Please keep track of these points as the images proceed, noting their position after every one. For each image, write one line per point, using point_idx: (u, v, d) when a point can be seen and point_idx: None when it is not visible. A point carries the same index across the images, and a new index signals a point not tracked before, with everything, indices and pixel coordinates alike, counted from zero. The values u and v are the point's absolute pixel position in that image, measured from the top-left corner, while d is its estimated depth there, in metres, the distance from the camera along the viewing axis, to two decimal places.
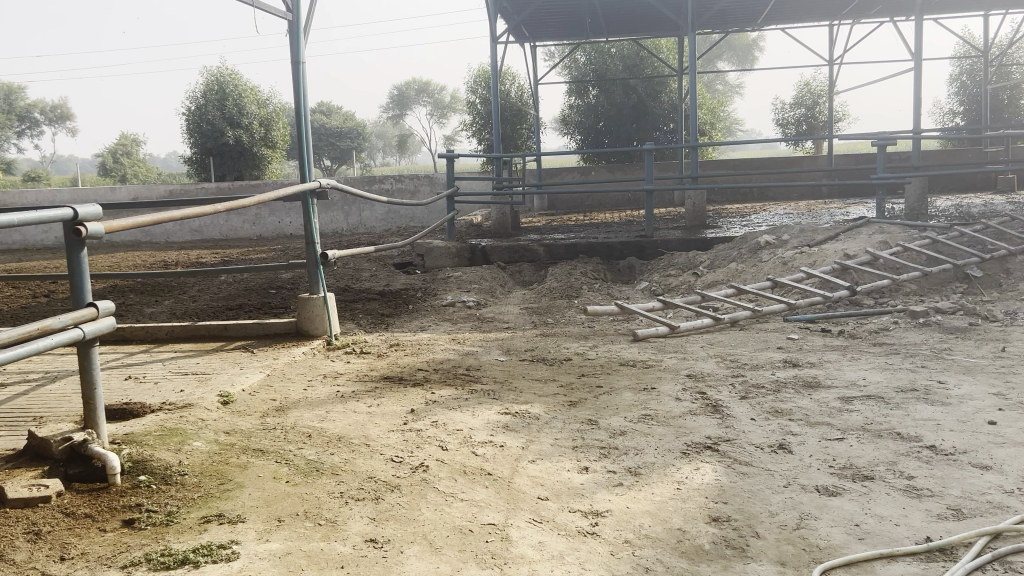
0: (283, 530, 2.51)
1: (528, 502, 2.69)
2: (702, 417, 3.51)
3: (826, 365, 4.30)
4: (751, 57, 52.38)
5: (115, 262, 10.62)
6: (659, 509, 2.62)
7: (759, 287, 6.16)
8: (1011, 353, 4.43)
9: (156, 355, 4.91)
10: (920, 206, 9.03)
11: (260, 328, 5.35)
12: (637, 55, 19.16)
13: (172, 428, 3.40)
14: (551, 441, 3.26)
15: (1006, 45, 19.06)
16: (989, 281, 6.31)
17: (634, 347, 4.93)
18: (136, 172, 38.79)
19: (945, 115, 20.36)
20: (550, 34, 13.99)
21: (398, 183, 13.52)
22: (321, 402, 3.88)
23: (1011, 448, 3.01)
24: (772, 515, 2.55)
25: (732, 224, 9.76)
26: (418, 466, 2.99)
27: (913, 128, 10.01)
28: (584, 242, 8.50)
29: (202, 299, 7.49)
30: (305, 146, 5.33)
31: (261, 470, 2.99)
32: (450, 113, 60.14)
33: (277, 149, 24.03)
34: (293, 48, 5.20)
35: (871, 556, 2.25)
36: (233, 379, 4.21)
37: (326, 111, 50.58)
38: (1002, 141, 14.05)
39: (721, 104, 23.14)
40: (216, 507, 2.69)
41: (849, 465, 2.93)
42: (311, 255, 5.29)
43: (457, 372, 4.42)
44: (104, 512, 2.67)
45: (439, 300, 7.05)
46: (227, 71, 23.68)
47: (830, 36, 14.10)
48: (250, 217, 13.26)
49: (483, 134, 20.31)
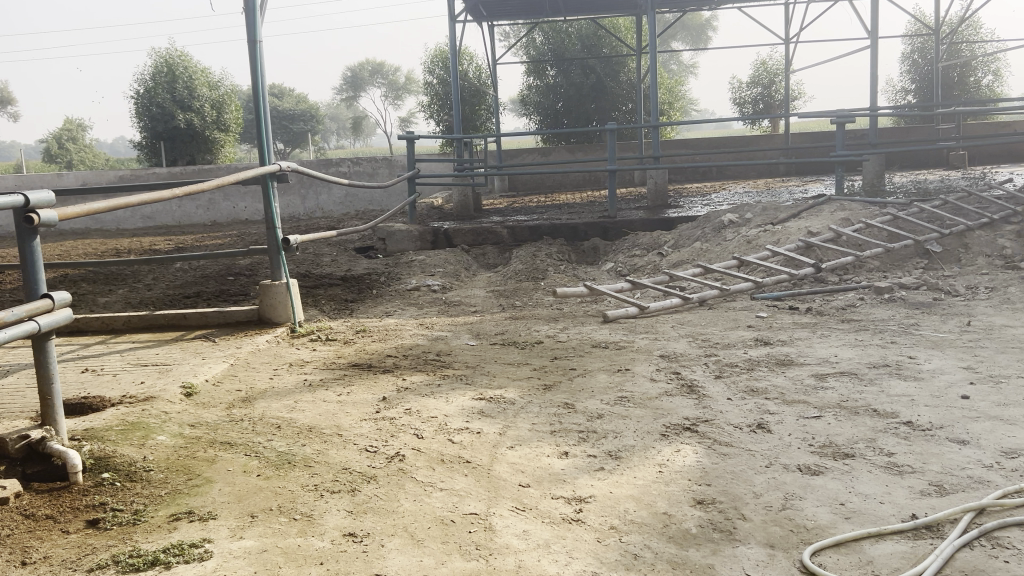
0: (258, 526, 2.42)
1: (510, 489, 2.63)
2: (679, 397, 3.48)
3: (797, 343, 4.30)
4: (705, 35, 52.78)
5: (65, 250, 10.32)
6: (642, 493, 2.58)
7: (725, 266, 6.16)
8: (977, 327, 4.48)
9: (113, 346, 4.75)
10: (878, 183, 9.12)
11: (220, 317, 5.20)
12: (594, 35, 19.08)
13: (135, 421, 3.28)
14: (529, 426, 3.21)
15: (955, 23, 19.42)
16: (948, 256, 6.38)
17: (605, 329, 4.89)
18: (82, 158, 37.90)
19: (897, 92, 20.70)
20: (507, 13, 13.84)
21: (355, 166, 13.29)
22: (289, 391, 3.78)
23: (987, 422, 3.03)
24: (756, 496, 2.52)
25: (693, 203, 9.78)
26: (393, 456, 2.91)
27: (870, 106, 10.11)
28: (547, 224, 8.46)
29: (158, 287, 7.30)
30: (264, 128, 5.17)
31: (231, 464, 2.89)
32: (406, 95, 59.56)
33: (230, 133, 23.55)
34: (250, 27, 5.03)
35: (860, 536, 2.23)
36: (196, 370, 4.08)
37: (277, 92, 49.75)
38: (954, 119, 14.31)
39: (677, 82, 23.22)
40: (185, 503, 2.58)
41: (828, 443, 2.92)
42: (272, 240, 5.15)
43: (427, 358, 4.34)
44: (66, 513, 2.56)
45: (404, 285, 6.95)
46: (176, 52, 23.13)
47: (786, 15, 14.16)
48: (203, 202, 12.96)
49: (441, 115, 20.15)
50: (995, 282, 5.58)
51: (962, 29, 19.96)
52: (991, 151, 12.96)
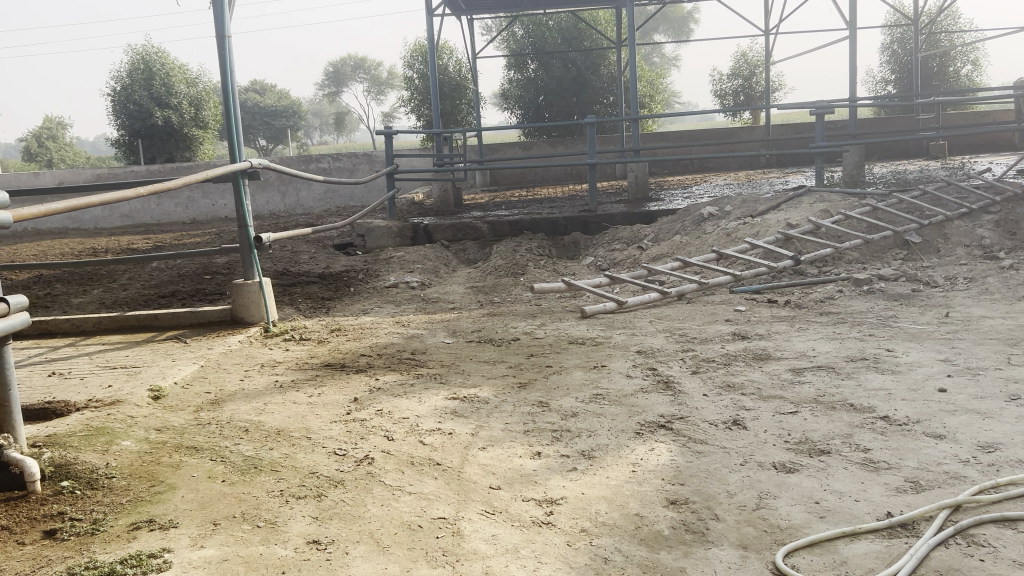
0: (220, 534, 2.36)
1: (479, 493, 2.57)
2: (654, 394, 3.43)
3: (775, 337, 4.26)
4: (687, 27, 52.97)
5: (41, 251, 10.20)
6: (615, 493, 2.53)
7: (704, 259, 6.11)
8: (955, 318, 4.45)
9: (83, 348, 4.67)
10: (858, 174, 9.12)
11: (193, 317, 5.11)
12: (575, 27, 19.02)
13: (99, 427, 3.20)
14: (502, 426, 3.15)
15: (934, 13, 19.51)
16: (926, 247, 6.37)
17: (582, 324, 4.83)
18: (62, 157, 37.55)
19: (877, 82, 20.78)
20: (486, 7, 13.74)
21: (336, 162, 13.16)
22: (259, 393, 3.70)
23: (964, 415, 3.00)
24: (730, 496, 2.47)
25: (674, 196, 9.75)
26: (362, 460, 2.85)
27: (849, 96, 10.10)
28: (527, 218, 8.41)
29: (133, 287, 7.19)
30: (234, 125, 5.07)
31: (196, 470, 2.82)
32: (388, 89, 59.27)
33: (209, 130, 23.37)
34: (218, 22, 4.94)
35: (833, 536, 2.19)
36: (164, 372, 3.99)
37: (257, 89, 49.47)
38: (933, 109, 14.35)
39: (659, 75, 23.23)
40: (146, 511, 2.52)
41: (804, 439, 2.88)
42: (244, 238, 5.06)
43: (402, 357, 4.27)
44: (22, 524, 2.48)
45: (382, 282, 6.88)
46: (153, 49, 22.97)
47: (766, 7, 14.14)
48: (182, 200, 12.82)
49: (421, 110, 20.06)
50: (974, 272, 5.57)
51: (941, 19, 20.06)
52: (971, 140, 13.01)
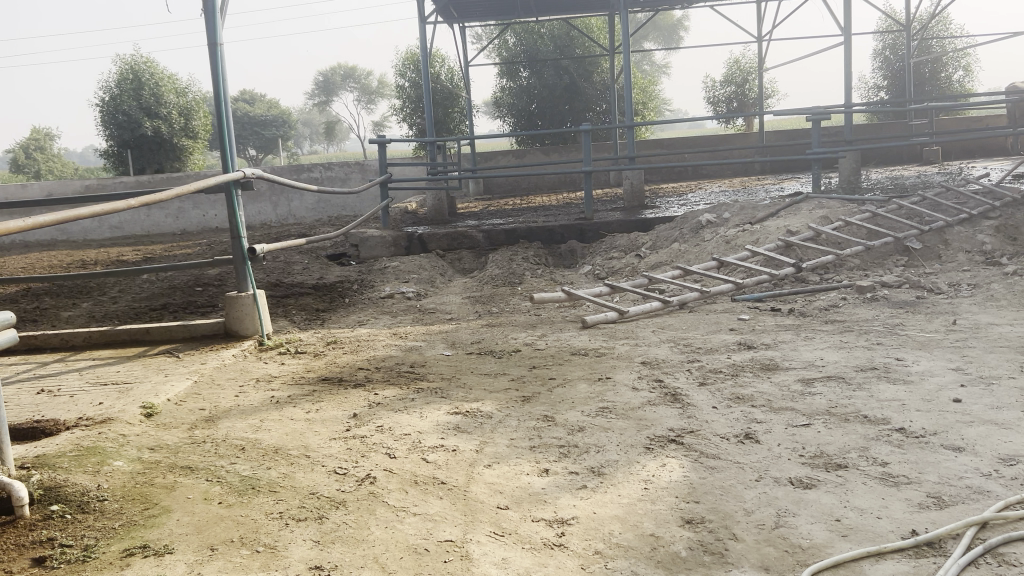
0: (217, 560, 2.25)
1: (487, 513, 2.48)
2: (662, 407, 3.34)
3: (781, 346, 4.18)
4: (677, 35, 53.19)
5: (30, 263, 10.05)
6: (627, 512, 2.44)
7: (704, 267, 6.04)
8: (963, 326, 4.38)
9: (73, 363, 4.55)
10: (855, 179, 9.05)
11: (185, 331, 5.00)
12: (567, 35, 19.01)
13: (90, 447, 3.10)
14: (507, 441, 3.06)
15: (924, 20, 19.60)
16: (928, 253, 6.29)
17: (584, 335, 4.75)
18: (51, 168, 37.30)
19: (870, 89, 20.85)
20: (478, 15, 13.60)
21: (328, 172, 13.07)
22: (255, 410, 3.60)
23: (982, 427, 2.92)
24: (748, 514, 2.39)
25: (670, 203, 9.71)
26: (363, 479, 2.75)
27: (844, 103, 10.06)
28: (524, 227, 8.30)
29: (123, 300, 7.06)
30: (225, 133, 4.95)
31: (190, 491, 2.71)
32: (378, 98, 59.18)
33: (198, 140, 23.26)
34: (209, 30, 4.84)
35: (859, 556, 2.10)
36: (158, 388, 3.89)
37: (248, 99, 49.34)
38: (926, 115, 14.37)
39: (651, 83, 23.25)
40: (140, 536, 2.41)
41: (819, 453, 2.80)
42: (238, 250, 4.94)
43: (400, 370, 4.18)
44: (9, 550, 2.37)
45: (378, 292, 6.78)
46: (141, 58, 22.80)
47: (759, 14, 14.10)
48: (172, 211, 12.73)
49: (413, 119, 19.95)
50: (977, 278, 5.51)
51: (932, 25, 20.17)
52: (965, 145, 13.03)
